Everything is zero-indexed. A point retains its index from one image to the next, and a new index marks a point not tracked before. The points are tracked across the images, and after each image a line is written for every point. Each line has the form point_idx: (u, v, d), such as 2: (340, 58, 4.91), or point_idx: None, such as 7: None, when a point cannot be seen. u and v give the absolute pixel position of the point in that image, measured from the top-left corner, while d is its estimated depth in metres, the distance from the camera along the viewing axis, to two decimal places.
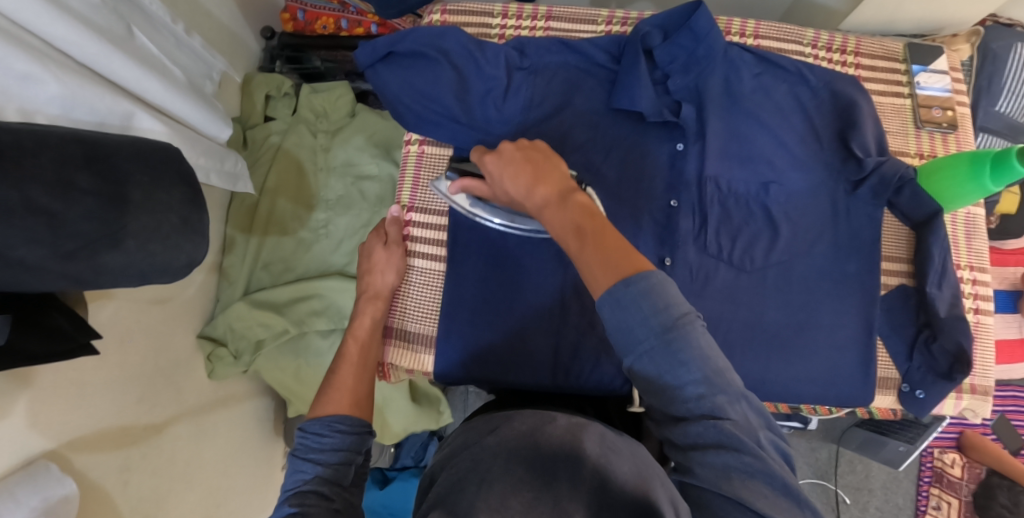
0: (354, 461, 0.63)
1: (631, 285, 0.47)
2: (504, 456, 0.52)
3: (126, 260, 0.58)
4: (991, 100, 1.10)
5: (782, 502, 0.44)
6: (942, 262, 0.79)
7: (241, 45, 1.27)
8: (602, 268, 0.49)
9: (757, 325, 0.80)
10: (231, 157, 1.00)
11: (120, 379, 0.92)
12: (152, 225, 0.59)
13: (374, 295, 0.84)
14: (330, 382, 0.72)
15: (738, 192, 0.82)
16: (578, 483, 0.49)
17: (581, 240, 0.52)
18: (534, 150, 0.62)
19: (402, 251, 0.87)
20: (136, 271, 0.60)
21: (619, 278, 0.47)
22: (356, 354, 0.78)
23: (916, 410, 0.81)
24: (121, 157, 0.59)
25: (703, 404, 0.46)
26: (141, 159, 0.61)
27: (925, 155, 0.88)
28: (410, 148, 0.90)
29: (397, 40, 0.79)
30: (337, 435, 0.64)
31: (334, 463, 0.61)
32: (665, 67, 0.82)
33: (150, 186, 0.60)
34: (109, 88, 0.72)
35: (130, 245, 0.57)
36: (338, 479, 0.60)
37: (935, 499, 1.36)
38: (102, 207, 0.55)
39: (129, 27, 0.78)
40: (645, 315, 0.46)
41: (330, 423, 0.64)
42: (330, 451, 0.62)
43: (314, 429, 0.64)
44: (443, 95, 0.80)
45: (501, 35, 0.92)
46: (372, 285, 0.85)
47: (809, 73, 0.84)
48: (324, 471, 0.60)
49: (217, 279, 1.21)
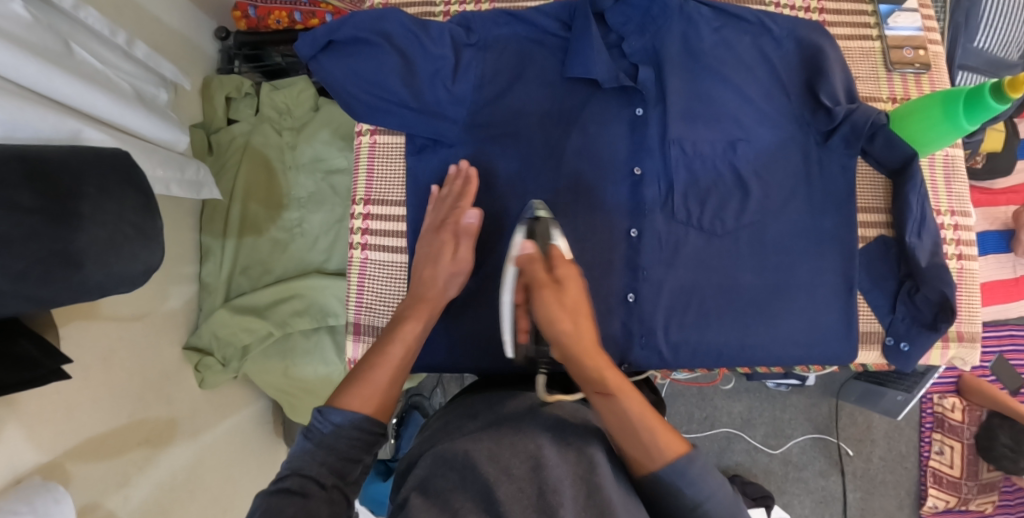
0: (362, 459, 0.55)
1: (689, 463, 0.52)
2: (488, 441, 0.53)
3: (82, 277, 0.56)
4: (970, 36, 1.07)
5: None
6: (920, 210, 0.75)
7: (194, 50, 1.23)
8: (658, 440, 0.53)
9: (731, 289, 0.77)
10: (192, 165, 0.99)
11: (108, 398, 0.92)
12: (105, 238, 0.57)
13: (424, 301, 0.71)
14: (370, 357, 0.63)
15: (704, 153, 0.78)
16: (563, 465, 0.50)
17: (637, 403, 0.55)
18: (565, 278, 0.63)
19: (449, 259, 0.74)
20: (94, 286, 0.58)
21: (687, 457, 0.52)
22: (401, 356, 0.64)
23: (902, 363, 0.79)
24: (63, 169, 0.56)
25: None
26: (89, 171, 0.58)
27: (898, 99, 0.84)
28: (362, 139, 0.88)
29: (335, 28, 0.76)
30: (356, 432, 0.55)
31: (342, 457, 0.54)
32: (619, 30, 0.79)
33: (99, 197, 0.58)
34: (51, 105, 0.69)
35: (89, 268, 0.56)
36: (343, 474, 0.53)
37: (938, 444, 1.35)
38: (47, 225, 0.52)
39: (66, 42, 0.76)
40: (711, 487, 0.53)
41: (352, 421, 0.55)
42: (342, 444, 0.54)
43: (335, 417, 0.55)
44: (390, 80, 0.77)
45: (446, 13, 0.89)
46: (428, 289, 0.72)
47: (772, 22, 0.80)
48: (333, 462, 0.53)
49: (197, 290, 1.20)
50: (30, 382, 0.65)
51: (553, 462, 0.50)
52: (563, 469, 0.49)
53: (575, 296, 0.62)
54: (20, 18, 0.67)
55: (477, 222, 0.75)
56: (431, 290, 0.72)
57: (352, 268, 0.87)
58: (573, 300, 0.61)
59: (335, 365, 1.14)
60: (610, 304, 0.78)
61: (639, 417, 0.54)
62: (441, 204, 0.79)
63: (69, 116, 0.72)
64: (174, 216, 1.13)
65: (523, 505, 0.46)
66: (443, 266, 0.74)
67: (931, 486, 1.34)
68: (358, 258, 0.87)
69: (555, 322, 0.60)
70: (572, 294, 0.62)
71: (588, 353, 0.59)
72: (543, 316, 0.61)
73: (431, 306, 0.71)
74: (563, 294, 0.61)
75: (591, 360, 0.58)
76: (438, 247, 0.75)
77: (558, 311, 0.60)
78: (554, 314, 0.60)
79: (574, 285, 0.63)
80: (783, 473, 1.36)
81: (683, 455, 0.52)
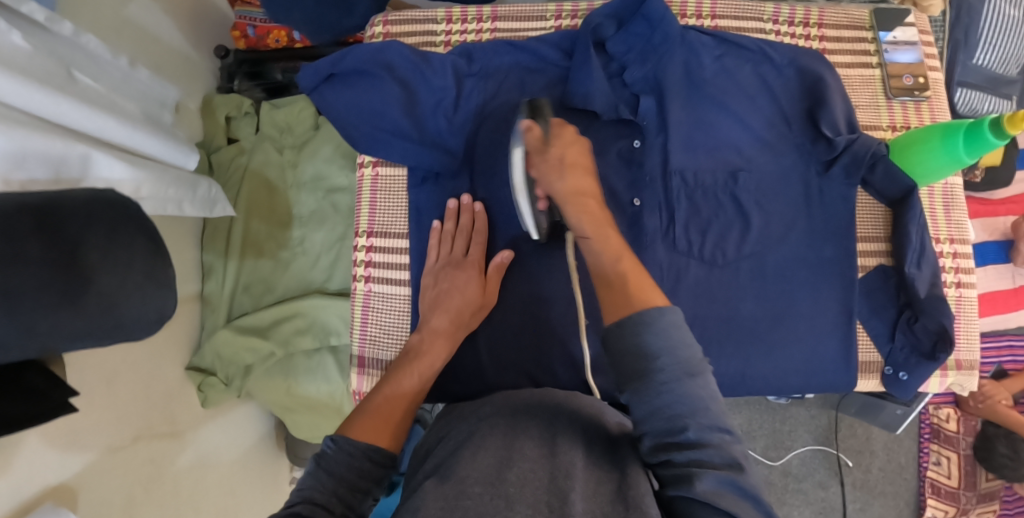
0: (371, 491, 0.54)
1: (659, 316, 0.50)
2: (501, 427, 0.54)
3: (89, 323, 0.55)
4: (970, 53, 1.08)
5: (691, 388, 0.48)
6: (920, 240, 0.76)
7: (192, 70, 1.22)
8: (629, 290, 0.54)
9: (732, 318, 0.77)
10: (203, 184, 0.99)
11: (112, 421, 0.92)
12: (116, 286, 0.57)
13: (434, 333, 0.73)
14: (387, 382, 0.66)
15: (705, 183, 0.78)
16: (575, 453, 0.51)
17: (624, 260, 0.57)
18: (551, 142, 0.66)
19: (461, 294, 0.75)
20: (104, 333, 0.58)
21: (656, 308, 0.50)
22: (412, 388, 0.67)
23: (901, 392, 0.78)
24: (71, 217, 0.57)
25: (710, 434, 0.47)
26: (96, 220, 0.59)
27: (898, 127, 0.84)
28: (364, 171, 0.87)
29: (338, 60, 0.77)
30: (365, 461, 0.55)
31: (352, 486, 0.53)
32: (621, 58, 0.79)
33: (107, 245, 0.58)
34: (59, 132, 0.69)
35: (93, 308, 0.55)
36: (352, 504, 0.52)
37: (936, 454, 1.37)
38: (58, 277, 0.53)
39: (68, 70, 0.75)
40: (675, 343, 0.49)
41: (360, 449, 0.55)
42: (351, 473, 0.54)
43: (345, 446, 0.55)
44: (390, 110, 0.78)
45: (447, 42, 0.88)
46: (435, 319, 0.74)
47: (772, 51, 0.81)
48: (343, 491, 0.52)
49: (199, 309, 1.20)
50: (29, 420, 0.63)
51: (568, 450, 0.51)
52: (578, 458, 0.50)
53: (567, 153, 0.65)
54: (21, 50, 0.67)
55: (507, 260, 0.79)
56: (445, 323, 0.74)
57: (356, 300, 0.88)
58: (556, 155, 0.65)
59: (337, 383, 1.16)
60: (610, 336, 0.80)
61: (609, 263, 0.57)
62: (449, 238, 0.80)
63: (77, 140, 0.72)
64: (175, 235, 1.13)
65: (534, 487, 0.46)
66: (447, 299, 0.75)
67: (930, 497, 1.35)
68: (361, 290, 0.87)
69: (550, 178, 0.64)
70: (556, 149, 0.65)
71: (579, 202, 0.63)
72: (540, 178, 0.65)
73: (444, 340, 0.72)
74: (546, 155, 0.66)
75: (576, 210, 0.62)
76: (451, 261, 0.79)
77: (544, 166, 0.65)
78: (543, 172, 0.64)
79: (560, 141, 0.66)
80: (783, 485, 1.37)
81: (654, 307, 0.51)
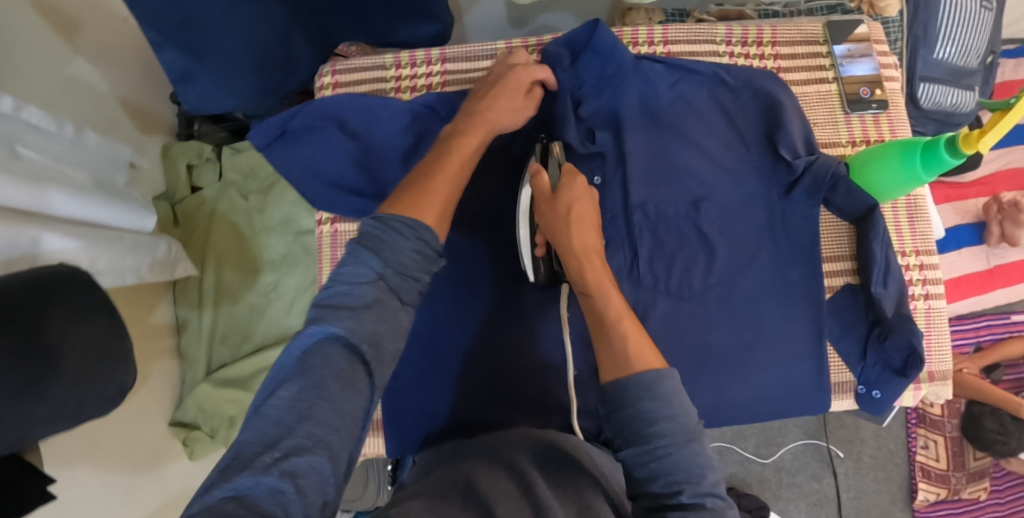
0: (421, 279, 0.47)
1: (659, 380, 0.51)
2: (481, 467, 0.53)
3: (50, 410, 0.50)
4: (931, 47, 1.07)
5: (690, 455, 0.48)
6: (884, 258, 0.76)
7: (147, 119, 1.19)
8: (629, 351, 0.54)
9: (704, 349, 0.76)
10: (163, 243, 0.98)
11: (99, 488, 0.90)
12: (77, 364, 0.53)
13: (492, 122, 0.65)
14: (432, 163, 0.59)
15: (667, 215, 0.78)
16: (551, 492, 0.50)
17: (626, 318, 0.57)
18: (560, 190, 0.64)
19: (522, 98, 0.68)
20: (65, 421, 0.54)
21: (656, 372, 0.51)
22: (460, 167, 0.58)
23: (875, 409, 0.79)
24: (19, 295, 0.51)
25: (705, 499, 0.47)
26: (48, 297, 0.54)
27: (858, 142, 0.83)
28: (323, 228, 0.86)
29: (288, 118, 0.76)
30: (415, 240, 0.47)
31: (400, 272, 0.45)
32: (575, 92, 0.78)
33: (66, 324, 0.53)
34: (6, 216, 0.66)
35: (56, 393, 0.50)
36: (400, 290, 0.45)
37: (924, 438, 1.39)
38: (18, 367, 0.47)
39: (11, 145, 0.71)
40: (675, 408, 0.50)
41: (412, 228, 0.48)
42: (405, 260, 0.46)
43: (396, 222, 0.48)
44: (344, 167, 0.78)
45: (398, 88, 0.87)
46: (490, 112, 0.66)
47: (726, 74, 0.80)
48: (392, 277, 0.45)
49: (178, 364, 1.18)
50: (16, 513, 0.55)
51: (545, 487, 0.51)
52: (553, 496, 0.50)
53: (578, 204, 0.63)
54: None
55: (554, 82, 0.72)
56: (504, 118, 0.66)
57: None
58: (566, 207, 0.63)
59: None
60: (584, 375, 0.80)
61: (615, 319, 0.57)
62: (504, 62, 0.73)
63: (27, 222, 0.69)
64: (145, 293, 1.11)
65: None
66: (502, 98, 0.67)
67: (921, 480, 1.37)
68: None
69: (555, 229, 0.63)
70: (567, 199, 0.63)
71: (586, 258, 0.62)
72: (545, 226, 0.65)
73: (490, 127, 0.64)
74: (551, 198, 0.64)
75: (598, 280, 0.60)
76: (509, 75, 0.69)
77: (552, 219, 0.64)
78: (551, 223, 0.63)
79: (574, 190, 0.64)
80: (776, 480, 1.38)
81: (653, 371, 0.51)
